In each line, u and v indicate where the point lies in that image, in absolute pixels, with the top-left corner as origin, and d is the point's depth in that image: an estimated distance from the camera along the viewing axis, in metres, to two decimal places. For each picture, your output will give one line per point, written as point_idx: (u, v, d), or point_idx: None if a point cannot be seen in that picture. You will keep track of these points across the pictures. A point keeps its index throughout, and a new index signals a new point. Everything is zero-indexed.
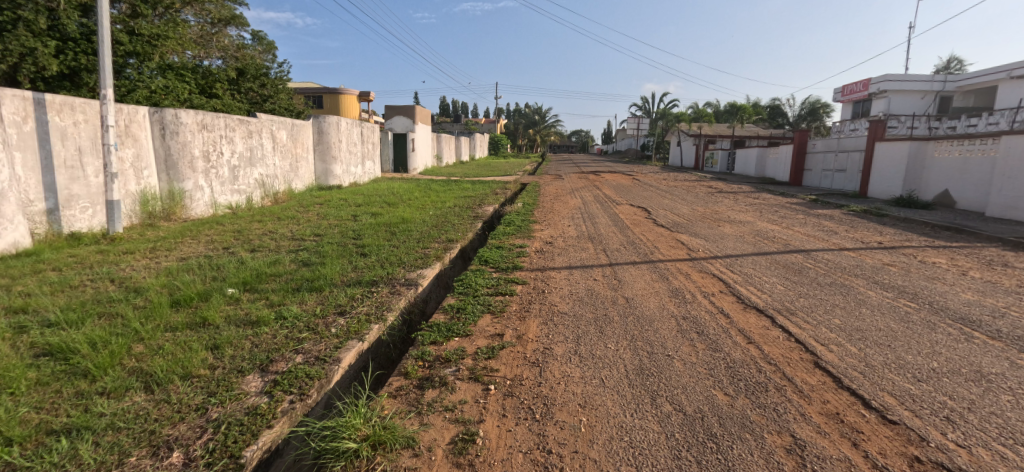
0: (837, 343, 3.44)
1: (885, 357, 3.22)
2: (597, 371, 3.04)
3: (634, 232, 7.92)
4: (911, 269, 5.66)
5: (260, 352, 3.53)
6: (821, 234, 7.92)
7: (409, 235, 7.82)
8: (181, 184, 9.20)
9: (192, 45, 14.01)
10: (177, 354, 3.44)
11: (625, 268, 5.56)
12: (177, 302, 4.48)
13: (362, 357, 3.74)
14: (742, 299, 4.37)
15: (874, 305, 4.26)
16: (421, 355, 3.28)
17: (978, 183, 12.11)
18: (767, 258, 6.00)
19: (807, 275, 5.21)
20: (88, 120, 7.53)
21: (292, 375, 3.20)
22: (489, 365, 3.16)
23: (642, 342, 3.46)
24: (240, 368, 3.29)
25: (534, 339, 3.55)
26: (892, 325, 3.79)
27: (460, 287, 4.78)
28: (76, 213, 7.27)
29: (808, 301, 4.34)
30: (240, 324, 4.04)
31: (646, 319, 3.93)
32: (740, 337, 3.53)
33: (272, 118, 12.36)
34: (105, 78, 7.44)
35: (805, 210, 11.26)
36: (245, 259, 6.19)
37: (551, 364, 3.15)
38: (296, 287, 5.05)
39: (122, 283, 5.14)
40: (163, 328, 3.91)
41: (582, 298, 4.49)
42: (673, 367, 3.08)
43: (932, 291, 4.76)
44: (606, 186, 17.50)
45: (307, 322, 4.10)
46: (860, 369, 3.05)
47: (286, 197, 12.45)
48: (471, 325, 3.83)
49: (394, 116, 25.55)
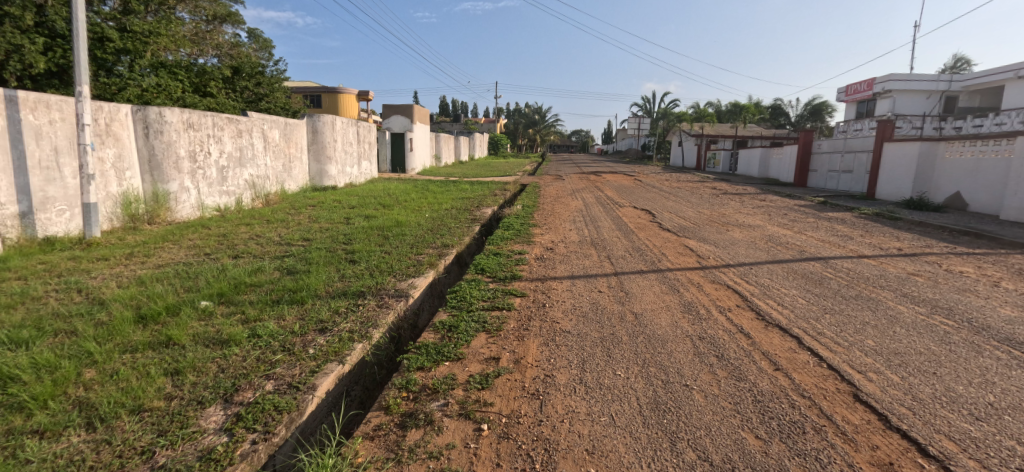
0: (877, 370, 3.05)
1: (934, 389, 2.83)
2: (607, 406, 2.66)
3: (639, 237, 7.53)
4: (939, 279, 5.26)
5: (225, 378, 3.14)
6: (837, 239, 7.52)
7: (403, 240, 7.43)
8: (166, 185, 8.80)
9: (186, 43, 13.52)
10: (131, 381, 3.05)
11: (632, 278, 5.17)
12: (142, 319, 4.10)
13: (341, 383, 3.37)
14: (762, 316, 3.97)
15: (909, 323, 3.86)
16: (406, 385, 2.89)
17: (993, 186, 11.67)
18: (783, 267, 5.62)
19: (829, 287, 4.82)
20: (65, 119, 7.11)
21: (258, 407, 2.82)
22: (482, 397, 2.76)
23: (656, 367, 3.08)
24: (201, 398, 2.91)
25: (534, 365, 3.15)
26: (933, 347, 3.40)
27: (454, 301, 4.38)
28: (52, 217, 6.88)
29: (835, 318, 3.95)
30: (210, 344, 3.65)
31: (659, 339, 3.53)
32: (765, 361, 3.15)
33: (264, 116, 11.95)
34: (81, 74, 7.06)
35: (814, 213, 10.85)
36: (225, 267, 5.79)
37: (553, 397, 2.76)
38: (276, 298, 4.66)
39: (88, 295, 4.75)
40: (123, 349, 3.52)
41: (586, 314, 4.09)
42: (693, 400, 2.69)
43: (968, 305, 4.37)
44: (607, 187, 17.08)
45: (283, 341, 3.71)
46: (907, 405, 2.66)
47: (277, 199, 12.00)
48: (464, 347, 3.43)
49: (393, 116, 24.11)
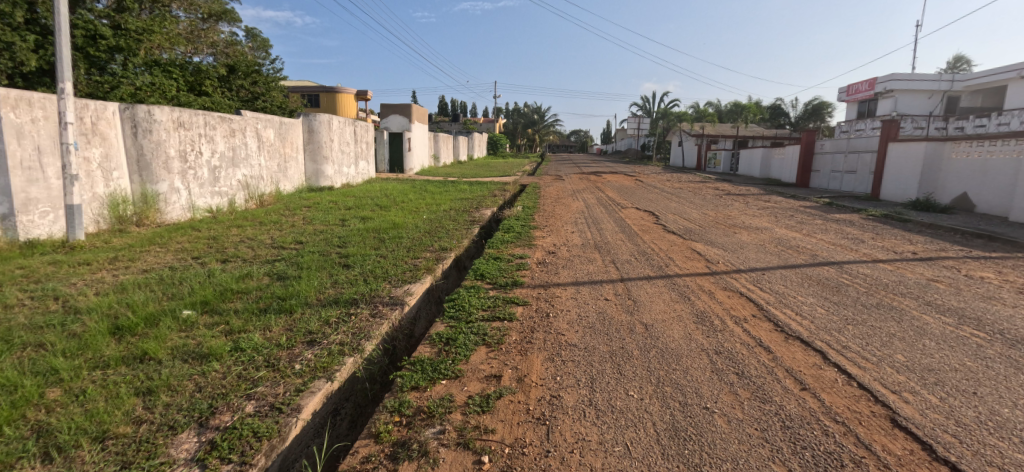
0: (912, 390, 2.79)
1: (978, 413, 2.57)
2: (621, 433, 2.40)
3: (644, 240, 7.29)
4: (961, 286, 5.01)
5: (202, 399, 2.90)
6: (848, 243, 7.28)
7: (399, 242, 7.16)
8: (156, 185, 8.53)
9: (180, 41, 13.25)
10: (98, 403, 2.81)
11: (639, 284, 4.94)
12: (118, 330, 3.84)
13: (330, 401, 3.16)
14: (782, 327, 3.71)
15: (938, 335, 3.61)
16: (399, 408, 2.64)
17: (1000, 187, 11.45)
18: (797, 273, 5.37)
19: (848, 295, 4.56)
20: (48, 117, 6.81)
21: (236, 434, 2.60)
22: (482, 423, 2.50)
23: (671, 387, 2.82)
24: (174, 423, 2.67)
25: (539, 384, 2.90)
26: (968, 363, 3.14)
27: (451, 310, 4.12)
28: (34, 219, 6.60)
29: (858, 330, 3.70)
30: (188, 359, 3.39)
31: (672, 353, 3.27)
32: (789, 380, 2.89)
33: (257, 115, 11.66)
34: (64, 71, 6.80)
35: (821, 215, 10.60)
36: (213, 272, 5.52)
37: (560, 422, 2.50)
38: (264, 307, 4.39)
39: (64, 303, 4.48)
40: (94, 365, 3.27)
41: (593, 325, 3.82)
42: (715, 427, 2.43)
43: (997, 315, 4.10)
44: (609, 187, 16.84)
45: (267, 355, 3.45)
46: (951, 431, 2.41)
47: (272, 200, 11.70)
48: (462, 363, 3.17)
49: (393, 116, 22.98)
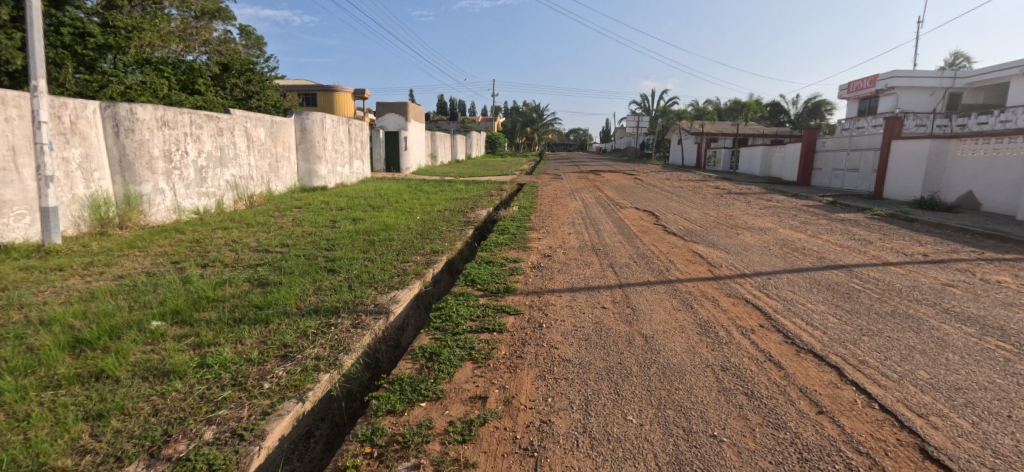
0: (941, 414, 2.52)
1: (1016, 441, 2.30)
2: (618, 467, 2.13)
3: (644, 242, 7.02)
4: (978, 291, 4.75)
5: (156, 425, 2.62)
6: (855, 244, 7.01)
7: (390, 245, 6.89)
8: (138, 186, 8.24)
9: (173, 40, 12.95)
10: (40, 431, 2.53)
11: (639, 290, 4.67)
12: (79, 344, 3.56)
13: (302, 423, 2.90)
14: (792, 340, 3.44)
15: (960, 348, 3.35)
16: (372, 436, 2.37)
17: (1007, 185, 11.19)
18: (804, 277, 5.12)
19: (861, 302, 4.29)
20: (23, 116, 6.51)
21: (188, 467, 2.33)
22: (463, 455, 2.24)
23: (674, 410, 2.55)
24: (122, 454, 2.40)
25: (528, 407, 2.63)
26: (997, 381, 2.88)
27: (438, 321, 3.83)
28: (7, 222, 6.30)
29: (874, 341, 3.43)
30: (148, 377, 3.11)
31: (675, 370, 3.01)
32: (805, 402, 2.63)
33: (246, 115, 11.38)
34: (38, 68, 6.52)
35: (825, 215, 10.32)
36: (189, 278, 5.23)
37: (551, 452, 2.24)
38: (239, 317, 4.11)
39: (27, 313, 4.21)
40: (44, 385, 2.99)
41: (589, 337, 3.54)
42: (725, 459, 2.17)
43: (1019, 324, 3.84)
44: (608, 187, 16.58)
45: (235, 373, 3.17)
46: (990, 464, 2.13)
47: (263, 200, 11.43)
48: (444, 382, 2.90)
49: (387, 116, 23.31)
